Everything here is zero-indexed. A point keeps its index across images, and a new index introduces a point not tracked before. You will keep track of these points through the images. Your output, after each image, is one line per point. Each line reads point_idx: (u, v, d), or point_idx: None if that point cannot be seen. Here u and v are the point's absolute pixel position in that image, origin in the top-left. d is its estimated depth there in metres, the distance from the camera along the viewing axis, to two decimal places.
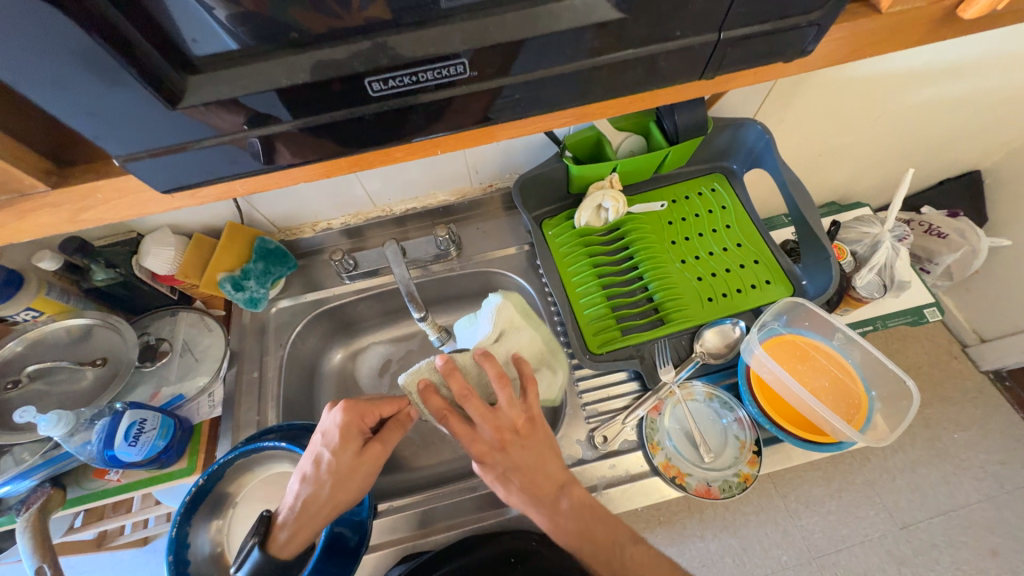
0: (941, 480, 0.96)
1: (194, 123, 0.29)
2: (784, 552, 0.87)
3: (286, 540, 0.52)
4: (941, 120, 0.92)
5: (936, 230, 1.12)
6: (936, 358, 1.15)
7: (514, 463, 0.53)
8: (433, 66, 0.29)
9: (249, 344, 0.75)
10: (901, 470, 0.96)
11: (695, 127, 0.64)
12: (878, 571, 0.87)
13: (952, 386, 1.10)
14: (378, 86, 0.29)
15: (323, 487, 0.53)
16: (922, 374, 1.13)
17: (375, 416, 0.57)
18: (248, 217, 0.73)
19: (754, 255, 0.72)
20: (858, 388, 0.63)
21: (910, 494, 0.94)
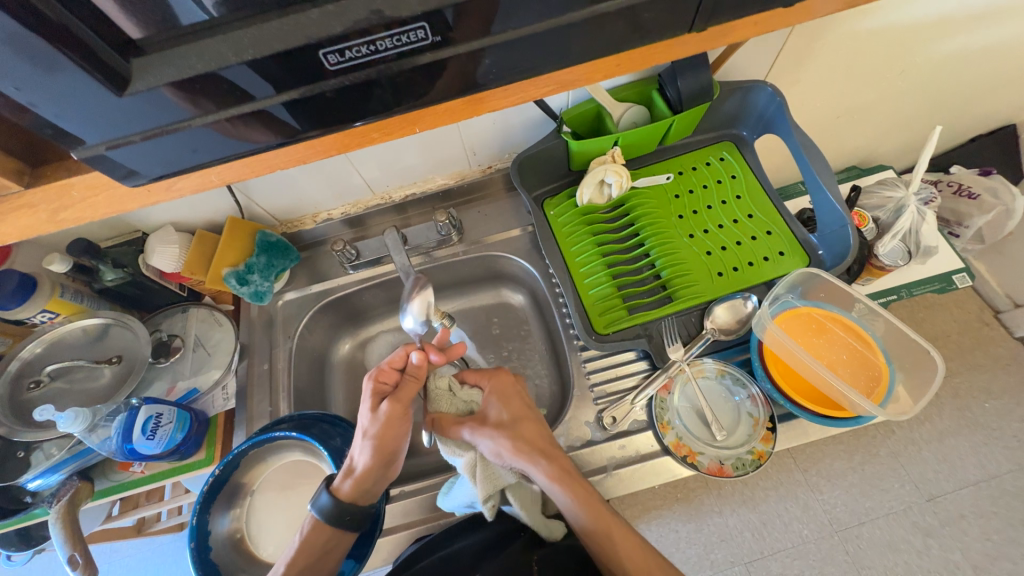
0: (970, 451, 0.93)
1: (145, 112, 0.28)
2: (805, 526, 0.86)
3: (349, 488, 0.54)
4: (973, 69, 0.85)
5: (966, 190, 1.06)
6: (966, 325, 1.10)
7: (512, 414, 0.61)
8: (391, 33, 0.27)
9: (258, 337, 0.76)
10: (928, 441, 0.93)
11: (699, 93, 0.61)
12: (903, 542, 0.86)
13: (984, 353, 1.05)
14: (335, 59, 0.28)
15: (370, 439, 0.54)
16: (950, 343, 1.08)
17: (390, 373, 0.57)
18: (248, 211, 0.74)
19: (766, 225, 0.69)
20: (879, 360, 0.59)
21: (937, 464, 0.91)
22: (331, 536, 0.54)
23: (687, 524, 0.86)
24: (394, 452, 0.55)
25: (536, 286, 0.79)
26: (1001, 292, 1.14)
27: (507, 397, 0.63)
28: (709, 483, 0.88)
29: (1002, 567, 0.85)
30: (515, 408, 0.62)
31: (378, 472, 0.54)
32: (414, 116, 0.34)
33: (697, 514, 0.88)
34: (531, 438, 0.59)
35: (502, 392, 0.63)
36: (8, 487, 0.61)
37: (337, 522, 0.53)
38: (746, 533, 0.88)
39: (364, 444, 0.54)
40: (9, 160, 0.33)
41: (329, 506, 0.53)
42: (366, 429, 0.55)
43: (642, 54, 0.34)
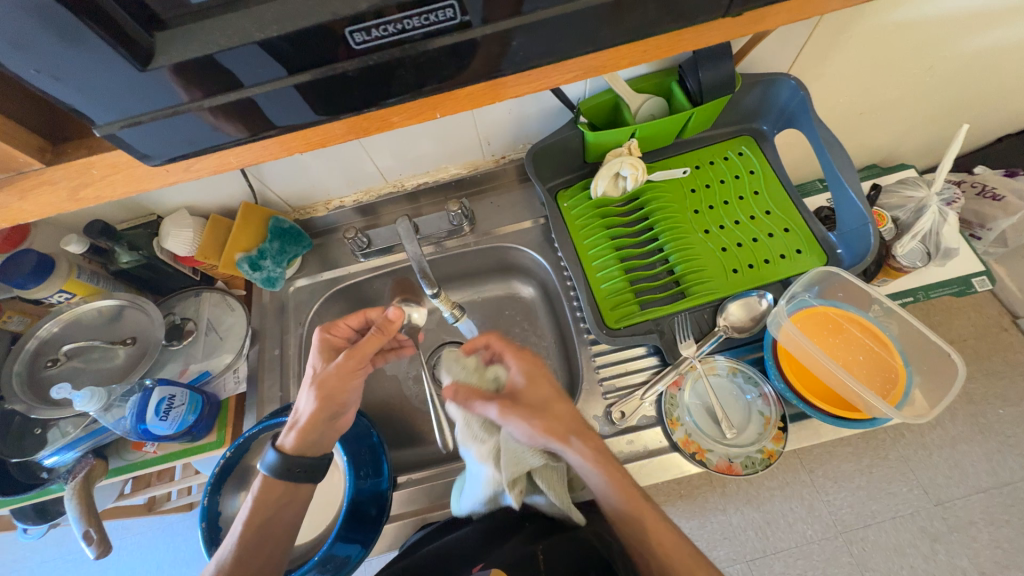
0: (982, 457, 0.92)
1: (160, 90, 0.27)
2: (809, 526, 0.86)
3: (295, 441, 0.54)
4: (1005, 65, 0.83)
5: (990, 191, 1.04)
6: (983, 330, 1.08)
7: (540, 396, 0.57)
8: (418, 11, 0.26)
9: (269, 322, 0.77)
10: (939, 446, 0.92)
11: (721, 85, 0.60)
12: (908, 546, 0.85)
13: (1001, 359, 1.03)
14: (360, 38, 0.27)
15: (316, 388, 0.53)
16: (966, 348, 1.06)
17: (344, 328, 0.59)
18: (261, 197, 0.74)
19: (784, 222, 0.67)
20: (896, 361, 0.58)
21: (947, 470, 0.90)
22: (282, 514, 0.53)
23: (691, 520, 0.86)
24: (340, 403, 0.55)
25: (547, 278, 0.79)
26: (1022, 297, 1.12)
27: (533, 378, 0.58)
28: (713, 482, 0.88)
29: (1010, 575, 0.84)
30: (540, 390, 0.58)
31: (323, 424, 0.54)
32: (435, 100, 0.34)
33: (700, 511, 0.88)
34: (567, 423, 0.56)
35: (525, 371, 0.59)
36: (26, 462, 0.63)
37: (284, 475, 0.53)
38: (750, 532, 0.88)
39: (311, 393, 0.53)
40: (30, 136, 0.32)
41: (276, 459, 0.53)
42: (314, 376, 0.55)
43: (672, 40, 0.34)
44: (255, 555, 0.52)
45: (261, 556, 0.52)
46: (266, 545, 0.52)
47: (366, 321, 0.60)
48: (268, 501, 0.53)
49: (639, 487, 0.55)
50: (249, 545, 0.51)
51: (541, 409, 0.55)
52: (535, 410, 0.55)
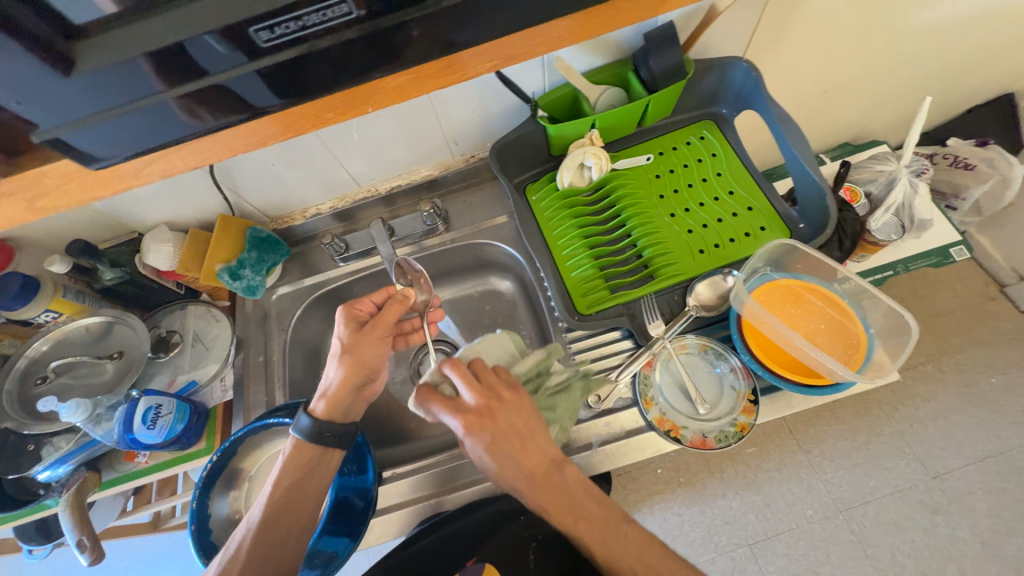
0: (975, 426, 1.15)
1: (120, 87, 0.30)
2: (808, 505, 1.11)
3: (327, 406, 0.58)
4: (960, 38, 0.85)
5: (961, 161, 1.08)
6: (970, 302, 1.27)
7: (496, 437, 0.50)
8: (316, 8, 0.29)
9: (253, 330, 0.78)
10: (933, 419, 1.16)
11: (673, 72, 0.62)
12: (909, 517, 1.08)
13: (988, 329, 1.24)
14: (266, 35, 0.30)
15: (346, 357, 0.58)
16: (954, 319, 1.26)
17: (367, 304, 0.63)
18: (239, 209, 0.76)
19: (746, 202, 0.69)
20: (859, 327, 0.58)
21: (942, 443, 1.14)
22: (311, 487, 0.57)
23: (696, 505, 1.15)
24: (371, 370, 0.60)
25: (523, 271, 0.80)
26: (1007, 266, 1.28)
27: (495, 419, 0.51)
28: (711, 469, 1.16)
29: (1012, 541, 1.05)
30: (492, 449, 0.50)
31: (354, 388, 0.59)
32: (364, 94, 0.36)
33: (702, 496, 1.15)
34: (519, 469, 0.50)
35: (493, 411, 0.51)
36: (21, 479, 0.64)
37: (319, 440, 0.56)
38: (752, 514, 1.13)
39: (340, 362, 0.58)
40: None
41: (314, 425, 0.56)
42: (342, 343, 0.59)
43: (585, 24, 0.36)
44: (270, 538, 0.53)
45: (284, 525, 0.54)
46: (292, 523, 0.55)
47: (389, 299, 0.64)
48: (300, 463, 0.56)
49: (603, 522, 0.50)
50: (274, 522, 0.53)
51: (497, 467, 0.50)
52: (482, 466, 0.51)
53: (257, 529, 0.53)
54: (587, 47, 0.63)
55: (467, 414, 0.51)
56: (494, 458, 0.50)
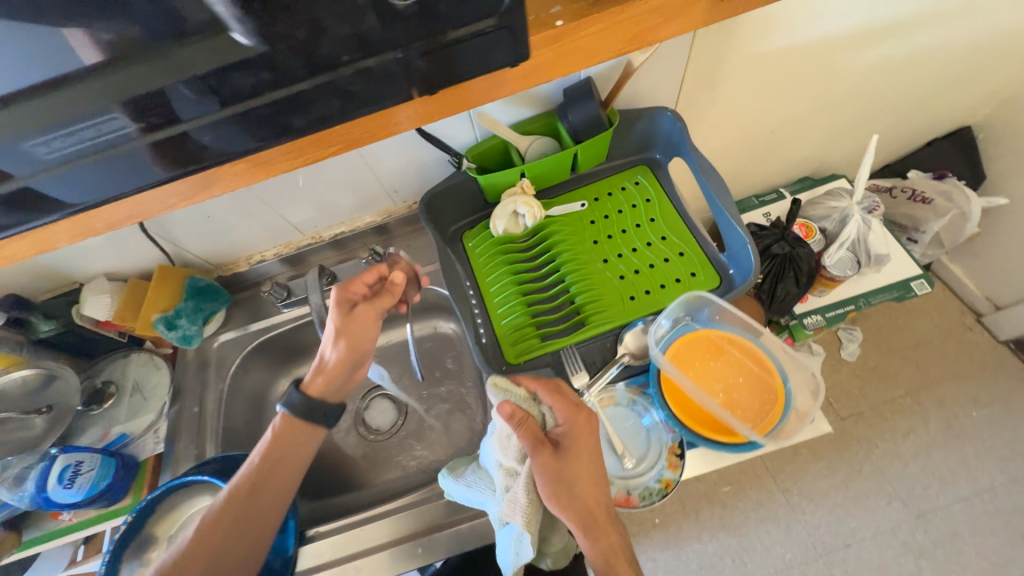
0: (960, 464, 1.10)
1: (52, 146, 0.33)
2: (786, 549, 1.06)
3: (320, 383, 0.61)
4: (903, 79, 0.86)
5: (919, 195, 1.08)
6: (950, 331, 1.23)
7: (574, 471, 0.53)
8: (89, 123, 0.32)
9: (190, 378, 0.77)
10: (914, 456, 1.12)
11: (593, 123, 0.63)
12: (893, 561, 1.04)
13: (969, 359, 1.20)
14: (46, 149, 0.33)
15: (340, 338, 0.60)
16: (934, 350, 1.22)
17: (359, 285, 0.63)
18: (180, 258, 0.76)
19: (679, 247, 0.68)
20: (775, 379, 0.60)
21: (924, 481, 1.09)
22: (279, 495, 0.58)
23: (670, 548, 1.10)
24: (367, 352, 0.62)
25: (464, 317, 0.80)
26: (981, 294, 1.22)
27: (577, 451, 0.55)
28: (686, 509, 1.12)
29: None
30: (580, 445, 0.55)
31: (348, 369, 0.61)
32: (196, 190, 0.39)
33: (676, 539, 1.10)
34: (586, 505, 0.53)
35: (571, 441, 0.55)
36: None
37: (309, 416, 0.60)
38: (728, 559, 1.08)
39: (337, 343, 0.60)
40: None
41: (301, 400, 0.60)
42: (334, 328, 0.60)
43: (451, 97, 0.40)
44: (239, 532, 0.55)
45: (267, 492, 0.58)
46: (253, 534, 0.56)
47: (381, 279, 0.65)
48: (288, 439, 0.60)
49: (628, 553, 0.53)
50: (227, 528, 0.55)
51: (578, 464, 0.54)
52: (563, 462, 0.53)
53: (240, 497, 0.56)
54: (512, 102, 0.65)
55: (576, 406, 0.57)
56: (581, 452, 0.55)
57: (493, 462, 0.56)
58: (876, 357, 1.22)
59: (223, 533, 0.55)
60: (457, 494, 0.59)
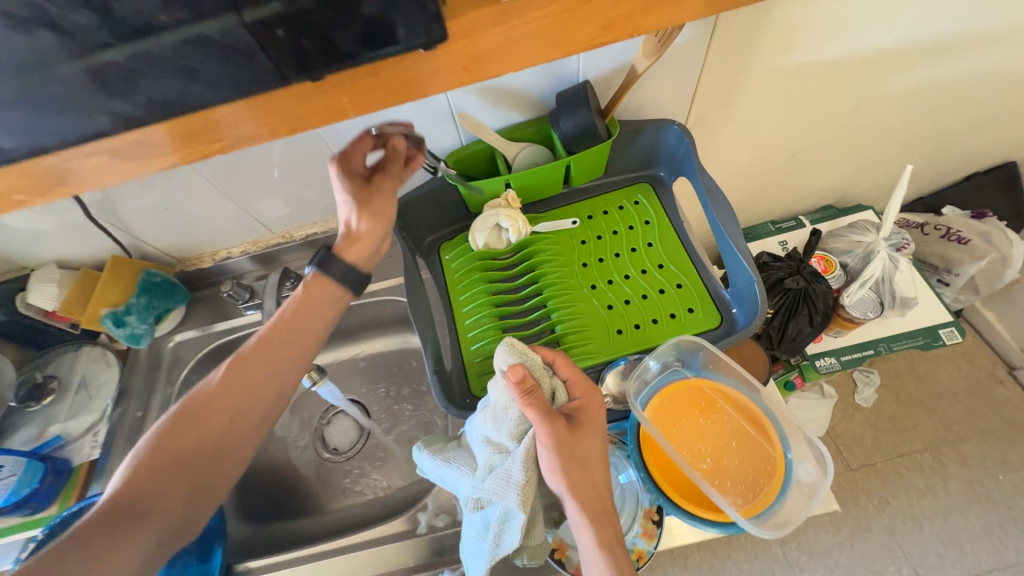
0: (981, 531, 0.99)
1: None
2: None
3: (351, 254, 0.52)
4: (944, 106, 0.77)
5: (954, 234, 0.98)
6: (978, 383, 1.12)
7: (584, 450, 0.45)
8: None
9: (138, 378, 0.72)
10: (929, 518, 1.01)
11: (587, 132, 0.56)
12: None
13: (997, 416, 1.09)
14: None
15: (359, 206, 0.51)
16: (959, 403, 1.11)
17: (359, 158, 0.52)
18: (139, 251, 0.71)
19: (677, 278, 0.60)
20: (774, 450, 0.53)
21: (940, 547, 0.99)
22: (219, 432, 0.47)
23: None
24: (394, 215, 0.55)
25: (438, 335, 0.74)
26: (1015, 345, 1.11)
27: (590, 429, 0.47)
28: (672, 555, 1.03)
29: None
30: (591, 424, 0.47)
31: (379, 234, 0.54)
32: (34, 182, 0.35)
33: None
34: (596, 490, 0.46)
35: (583, 418, 0.47)
36: None
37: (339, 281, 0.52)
38: None
39: (358, 212, 0.52)
40: None
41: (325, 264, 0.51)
42: (345, 200, 0.51)
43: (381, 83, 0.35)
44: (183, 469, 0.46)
45: (230, 418, 0.47)
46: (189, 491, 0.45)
47: (383, 149, 0.54)
48: (264, 351, 0.49)
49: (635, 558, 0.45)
50: (163, 473, 0.44)
51: (586, 446, 0.46)
52: (573, 440, 0.45)
53: (189, 424, 0.46)
54: (500, 104, 0.58)
55: (589, 382, 0.49)
56: (593, 432, 0.47)
57: (476, 435, 0.50)
58: (893, 406, 1.12)
59: (168, 462, 0.45)
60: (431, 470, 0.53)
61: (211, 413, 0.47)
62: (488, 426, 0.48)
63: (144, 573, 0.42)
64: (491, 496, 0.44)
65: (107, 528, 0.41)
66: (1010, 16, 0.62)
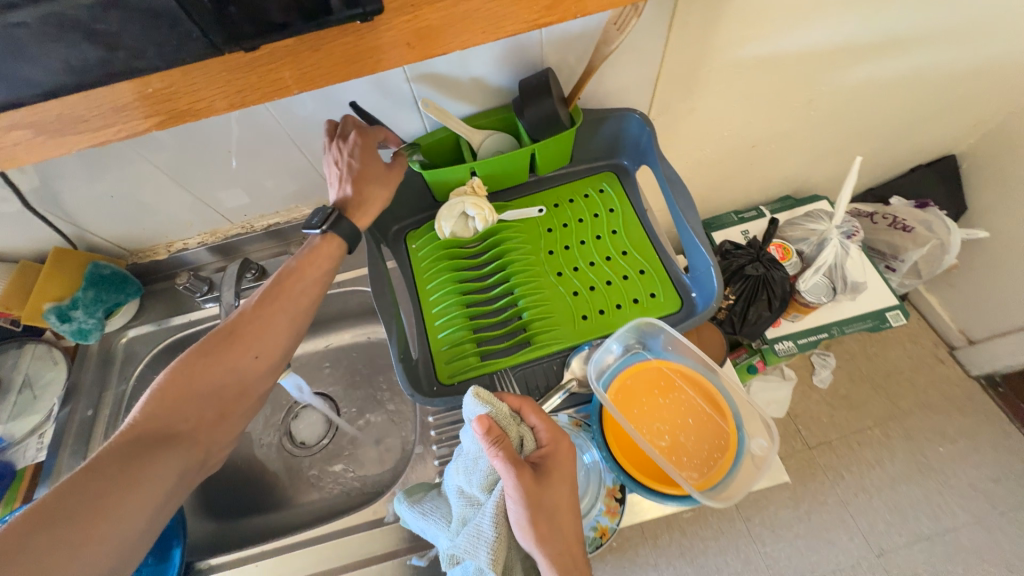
0: (925, 500, 1.06)
1: None
2: None
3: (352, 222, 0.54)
4: (888, 101, 0.81)
5: (901, 223, 1.04)
6: (921, 362, 1.20)
7: (551, 497, 0.45)
8: None
9: (88, 376, 0.69)
10: (878, 489, 1.08)
11: (551, 121, 0.56)
12: None
13: (939, 392, 1.17)
14: None
15: (372, 183, 0.54)
16: (904, 380, 1.19)
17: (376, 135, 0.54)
18: (85, 242, 0.68)
19: (640, 265, 0.62)
20: (727, 426, 0.55)
21: (887, 515, 1.05)
22: (223, 376, 0.48)
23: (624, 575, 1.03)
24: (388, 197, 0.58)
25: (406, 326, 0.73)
26: (955, 326, 1.19)
27: (557, 476, 0.47)
28: (644, 534, 1.06)
29: None
30: (559, 471, 0.47)
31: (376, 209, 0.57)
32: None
33: (632, 568, 1.04)
34: (565, 541, 0.44)
35: (551, 466, 0.47)
36: None
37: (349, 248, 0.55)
38: None
39: (370, 187, 0.54)
40: None
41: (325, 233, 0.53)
42: (350, 169, 0.53)
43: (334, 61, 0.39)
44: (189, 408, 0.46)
45: (240, 358, 0.49)
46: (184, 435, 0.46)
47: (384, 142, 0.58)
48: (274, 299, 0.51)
49: None
50: (175, 406, 0.46)
51: (554, 494, 0.45)
52: (540, 487, 0.45)
53: (195, 368, 0.47)
54: (464, 91, 0.58)
55: (556, 428, 0.49)
56: (560, 479, 0.47)
57: (452, 486, 0.51)
58: (846, 385, 1.19)
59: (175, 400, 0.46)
60: (410, 521, 0.53)
61: (243, 346, 0.49)
62: (461, 477, 0.49)
63: (158, 516, 0.42)
64: (463, 553, 0.44)
65: (137, 449, 0.43)
66: (947, 17, 0.66)
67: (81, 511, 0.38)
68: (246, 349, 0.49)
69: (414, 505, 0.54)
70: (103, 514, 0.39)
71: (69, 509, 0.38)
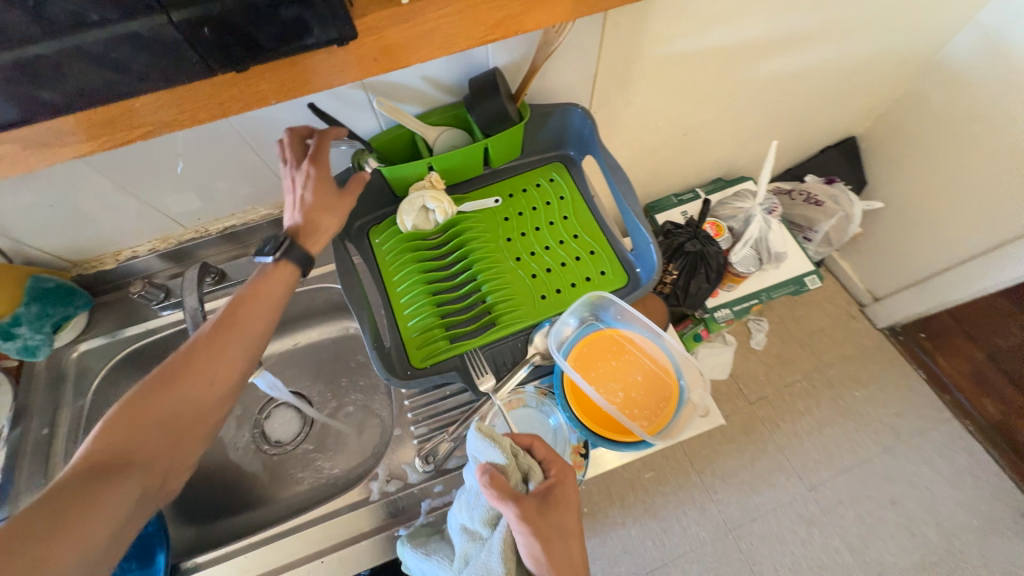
0: (845, 438, 1.22)
1: None
2: (701, 527, 1.12)
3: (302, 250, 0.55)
4: (795, 91, 0.92)
5: (813, 198, 1.18)
6: (839, 320, 1.37)
7: (556, 520, 0.48)
8: None
9: (39, 397, 0.66)
10: (808, 433, 1.23)
11: (501, 117, 0.61)
12: (789, 530, 1.13)
13: (853, 344, 1.34)
14: None
15: (325, 212, 0.55)
16: (826, 336, 1.35)
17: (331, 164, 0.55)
18: (21, 254, 0.64)
19: (591, 246, 0.68)
20: (670, 379, 0.64)
21: (816, 455, 1.20)
22: (179, 401, 0.46)
23: (597, 536, 1.12)
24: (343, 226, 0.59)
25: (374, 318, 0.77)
26: (863, 286, 1.36)
27: (563, 504, 0.50)
28: (612, 497, 1.15)
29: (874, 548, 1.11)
30: (563, 497, 0.50)
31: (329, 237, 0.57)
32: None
33: (603, 529, 1.13)
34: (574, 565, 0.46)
35: (557, 494, 0.50)
36: None
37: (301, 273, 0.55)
38: (649, 541, 1.12)
39: (322, 216, 0.55)
40: None
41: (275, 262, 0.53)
42: (304, 198, 0.55)
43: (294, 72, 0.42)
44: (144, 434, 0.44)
45: (197, 381, 0.47)
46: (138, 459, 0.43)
47: None
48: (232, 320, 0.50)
49: None
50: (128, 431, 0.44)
51: (560, 519, 0.48)
52: (545, 513, 0.47)
53: (146, 391, 0.45)
54: (415, 89, 0.61)
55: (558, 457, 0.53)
56: (565, 503, 0.50)
57: (456, 524, 0.54)
58: (778, 346, 1.33)
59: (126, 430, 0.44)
60: (413, 564, 0.55)
61: (199, 370, 0.48)
62: (465, 514, 0.52)
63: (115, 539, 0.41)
64: None
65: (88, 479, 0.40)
66: (833, 16, 0.77)
67: (31, 532, 0.36)
68: (204, 372, 0.47)
69: (416, 549, 0.55)
70: (56, 541, 0.37)
71: (17, 532, 0.36)
